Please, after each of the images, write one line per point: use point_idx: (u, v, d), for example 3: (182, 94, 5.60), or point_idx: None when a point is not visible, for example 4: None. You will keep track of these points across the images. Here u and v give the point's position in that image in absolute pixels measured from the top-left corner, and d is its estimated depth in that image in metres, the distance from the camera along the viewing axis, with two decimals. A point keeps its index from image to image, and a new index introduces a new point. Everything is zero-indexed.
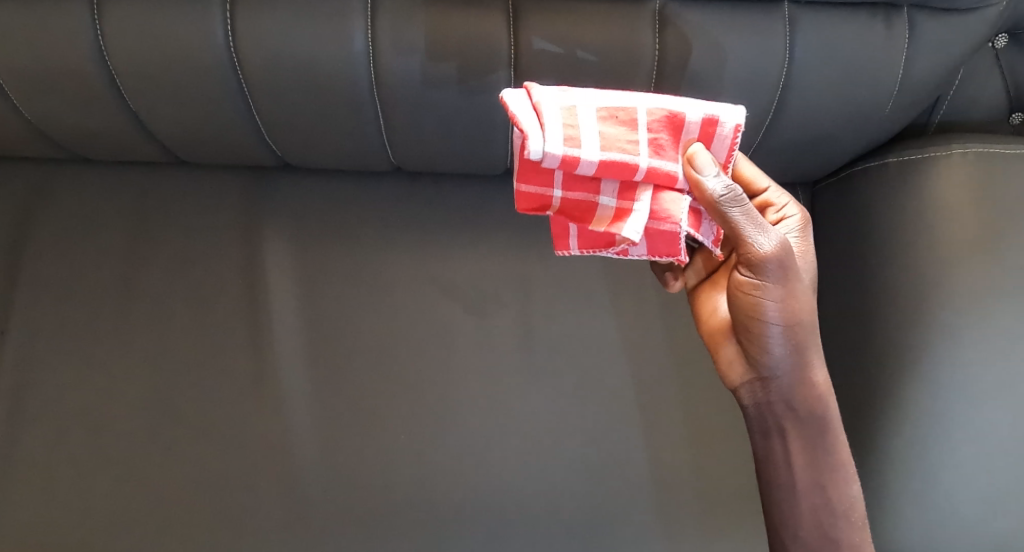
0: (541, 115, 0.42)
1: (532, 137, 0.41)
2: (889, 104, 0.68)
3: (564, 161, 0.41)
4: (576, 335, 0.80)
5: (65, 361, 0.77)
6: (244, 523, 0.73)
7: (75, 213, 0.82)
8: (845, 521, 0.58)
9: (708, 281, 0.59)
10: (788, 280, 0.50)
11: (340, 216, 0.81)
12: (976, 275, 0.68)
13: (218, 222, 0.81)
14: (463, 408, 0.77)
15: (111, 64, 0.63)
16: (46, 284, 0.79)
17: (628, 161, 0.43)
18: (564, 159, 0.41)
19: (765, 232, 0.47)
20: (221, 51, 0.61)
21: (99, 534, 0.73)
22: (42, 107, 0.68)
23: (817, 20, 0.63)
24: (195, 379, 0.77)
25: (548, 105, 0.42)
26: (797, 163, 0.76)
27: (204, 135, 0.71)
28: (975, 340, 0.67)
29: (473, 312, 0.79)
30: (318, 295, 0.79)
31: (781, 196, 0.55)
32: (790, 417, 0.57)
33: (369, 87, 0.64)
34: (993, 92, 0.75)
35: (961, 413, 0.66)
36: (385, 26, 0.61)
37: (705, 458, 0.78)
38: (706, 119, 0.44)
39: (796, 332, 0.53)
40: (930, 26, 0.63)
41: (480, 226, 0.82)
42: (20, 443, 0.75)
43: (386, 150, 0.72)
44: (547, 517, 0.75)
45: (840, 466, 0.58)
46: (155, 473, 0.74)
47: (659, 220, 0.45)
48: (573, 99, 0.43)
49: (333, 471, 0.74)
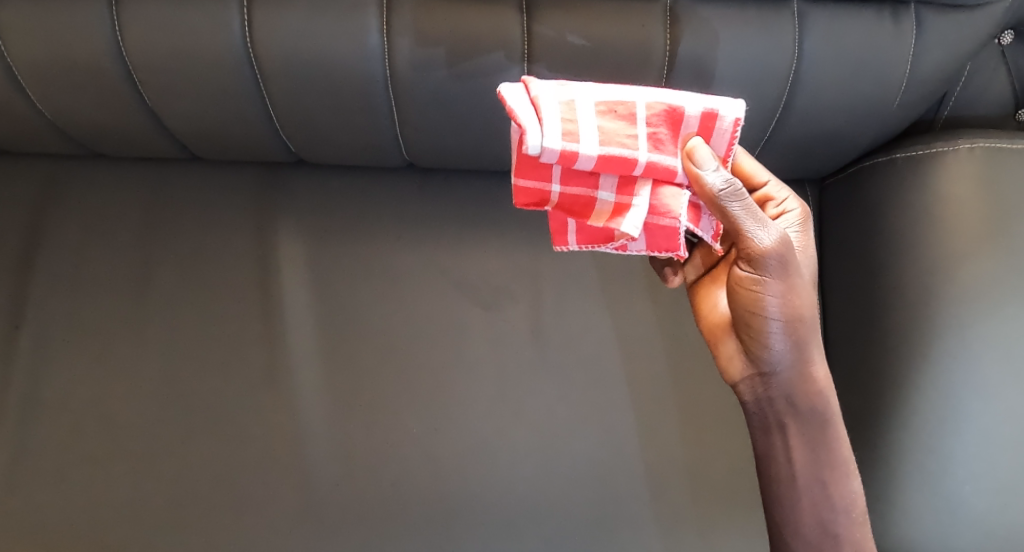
0: (539, 109, 0.42)
1: (530, 132, 0.41)
2: (896, 101, 0.69)
3: (563, 156, 0.42)
4: (586, 329, 0.81)
5: (78, 355, 0.78)
6: (259, 515, 0.74)
7: (87, 208, 0.82)
8: (845, 516, 0.59)
9: (708, 277, 0.59)
10: (788, 275, 0.51)
11: (350, 212, 0.82)
12: (983, 270, 0.69)
13: (230, 217, 0.82)
14: (475, 401, 0.77)
15: (127, 60, 0.63)
16: (58, 279, 0.80)
17: (627, 156, 0.43)
18: (563, 154, 0.42)
19: (765, 227, 0.48)
20: (239, 47, 0.62)
21: (115, 526, 0.74)
22: (58, 102, 0.68)
23: (825, 17, 0.64)
24: (207, 373, 0.77)
25: (546, 99, 0.42)
26: (805, 158, 0.77)
27: (218, 130, 0.71)
28: (981, 334, 0.68)
29: (484, 307, 0.80)
30: (331, 290, 0.80)
31: (781, 191, 0.56)
32: (790, 412, 0.58)
33: (384, 83, 0.65)
34: (999, 87, 0.75)
35: (968, 407, 0.67)
36: (401, 23, 0.61)
37: (715, 451, 0.79)
38: (706, 113, 0.45)
39: (796, 327, 0.53)
40: (938, 23, 0.64)
41: (492, 221, 0.83)
42: (34, 436, 0.75)
43: (400, 145, 0.73)
44: (558, 510, 0.76)
45: (840, 461, 0.59)
46: (170, 466, 0.75)
47: (658, 215, 0.45)
48: (570, 94, 0.43)
49: (346, 465, 0.75)
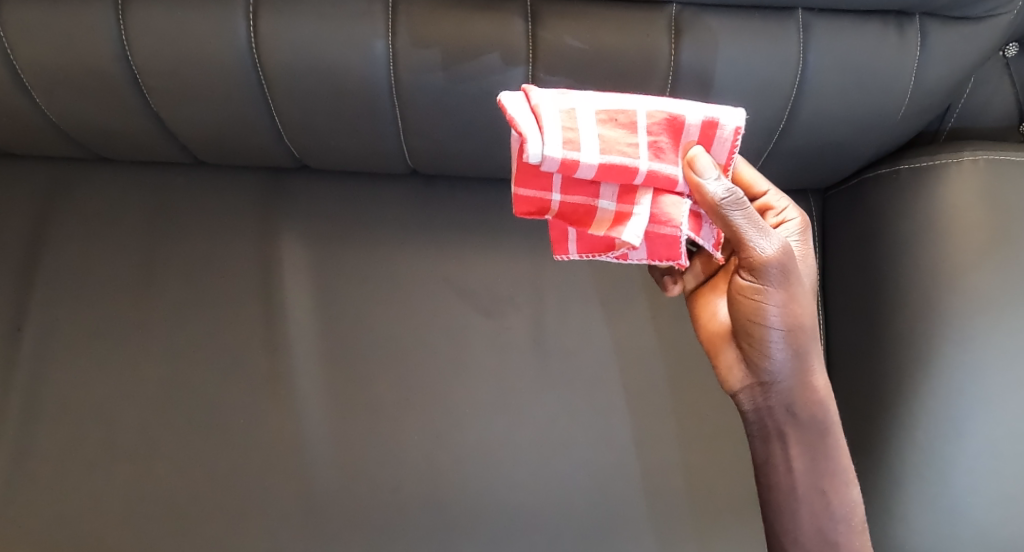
0: (539, 118, 0.42)
1: (531, 140, 0.41)
2: (899, 112, 0.69)
3: (563, 164, 0.42)
4: (587, 337, 0.80)
5: (80, 358, 0.78)
6: (256, 519, 0.74)
7: (89, 210, 0.82)
8: (845, 526, 0.58)
9: (708, 285, 0.59)
10: (789, 284, 0.51)
11: (352, 218, 0.82)
12: (985, 282, 0.68)
13: (232, 221, 0.82)
14: (474, 408, 0.77)
15: (132, 61, 0.63)
16: (59, 281, 0.80)
17: (628, 165, 0.43)
18: (564, 162, 0.42)
19: (766, 236, 0.48)
20: (243, 52, 0.62)
21: (111, 530, 0.73)
22: (62, 105, 0.68)
23: (829, 27, 0.63)
24: (209, 378, 0.77)
25: (547, 107, 0.42)
26: (808, 168, 0.77)
27: (221, 134, 0.71)
28: (984, 346, 0.67)
29: (485, 314, 0.80)
30: (331, 295, 0.80)
31: (781, 200, 0.56)
32: (791, 421, 0.57)
33: (388, 88, 0.65)
34: (1003, 100, 0.76)
35: (971, 418, 0.67)
36: (404, 29, 0.61)
37: (714, 461, 0.78)
38: (706, 122, 0.45)
39: (797, 336, 0.53)
40: (941, 35, 0.64)
41: (493, 228, 0.83)
42: (35, 440, 0.75)
43: (402, 151, 0.73)
44: (556, 518, 0.75)
45: (841, 471, 0.59)
46: (167, 469, 0.75)
47: (659, 224, 0.45)
48: (571, 102, 0.43)
49: (344, 472, 0.75)
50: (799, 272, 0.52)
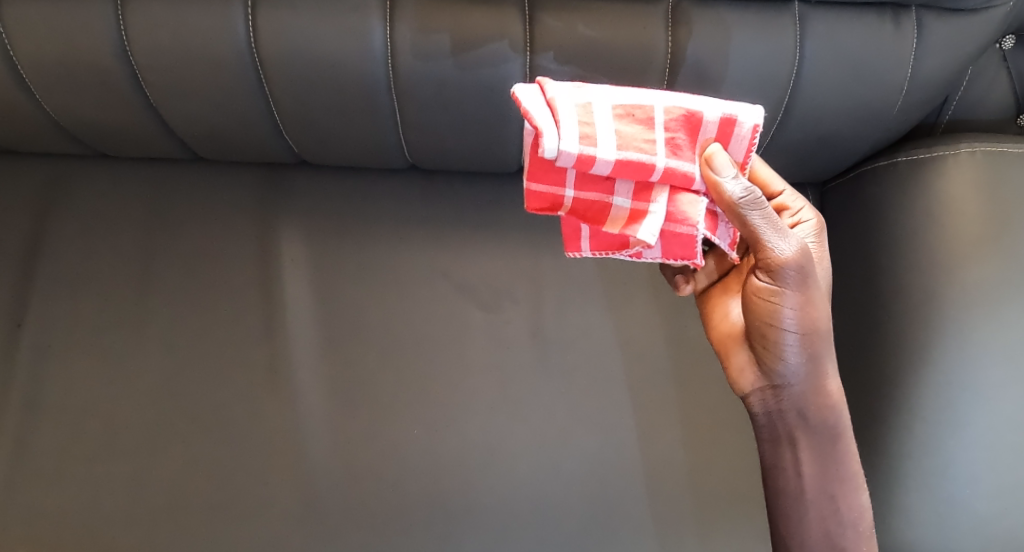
0: (555, 111, 0.42)
1: (547, 133, 0.41)
2: (897, 104, 0.69)
3: (579, 160, 0.42)
4: (587, 332, 0.81)
5: (81, 356, 0.78)
6: (256, 517, 0.74)
7: (93, 208, 0.83)
8: (853, 530, 0.59)
9: (720, 286, 0.59)
10: (806, 287, 0.51)
11: (353, 213, 0.82)
12: (983, 274, 0.69)
13: (232, 217, 0.82)
14: (474, 403, 0.77)
15: (132, 57, 0.64)
16: (61, 279, 0.80)
17: (645, 162, 0.43)
18: (579, 157, 0.42)
19: (785, 237, 0.48)
20: (243, 48, 0.62)
21: (110, 528, 0.73)
22: (63, 101, 0.69)
23: (827, 20, 0.63)
24: (211, 374, 0.77)
25: (563, 101, 0.43)
26: (808, 162, 0.77)
27: (222, 130, 0.72)
28: (982, 338, 0.67)
29: (484, 309, 0.80)
30: (333, 291, 0.80)
31: (796, 201, 0.57)
32: (801, 425, 0.58)
33: (387, 83, 0.65)
34: (1000, 93, 0.76)
35: (970, 411, 0.67)
36: (403, 23, 0.62)
37: (714, 457, 0.78)
38: (724, 118, 0.45)
39: (812, 339, 0.53)
40: (937, 27, 0.64)
41: (493, 223, 0.83)
42: (36, 436, 0.75)
43: (401, 146, 0.73)
44: (556, 514, 0.75)
45: (851, 475, 0.59)
46: (167, 466, 0.75)
47: (676, 223, 0.45)
48: (586, 97, 0.44)
49: (345, 468, 0.75)
50: (816, 275, 0.52)
